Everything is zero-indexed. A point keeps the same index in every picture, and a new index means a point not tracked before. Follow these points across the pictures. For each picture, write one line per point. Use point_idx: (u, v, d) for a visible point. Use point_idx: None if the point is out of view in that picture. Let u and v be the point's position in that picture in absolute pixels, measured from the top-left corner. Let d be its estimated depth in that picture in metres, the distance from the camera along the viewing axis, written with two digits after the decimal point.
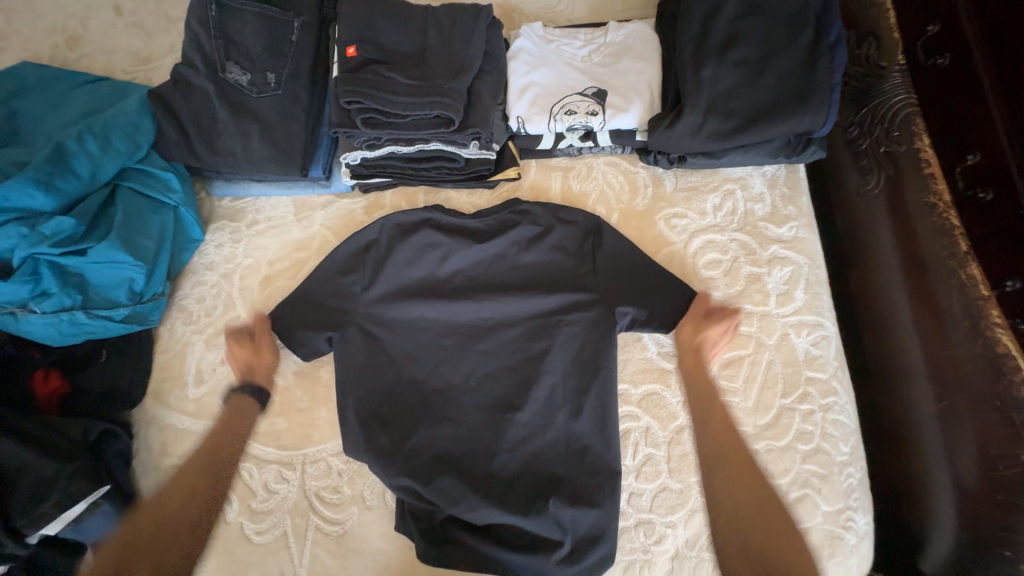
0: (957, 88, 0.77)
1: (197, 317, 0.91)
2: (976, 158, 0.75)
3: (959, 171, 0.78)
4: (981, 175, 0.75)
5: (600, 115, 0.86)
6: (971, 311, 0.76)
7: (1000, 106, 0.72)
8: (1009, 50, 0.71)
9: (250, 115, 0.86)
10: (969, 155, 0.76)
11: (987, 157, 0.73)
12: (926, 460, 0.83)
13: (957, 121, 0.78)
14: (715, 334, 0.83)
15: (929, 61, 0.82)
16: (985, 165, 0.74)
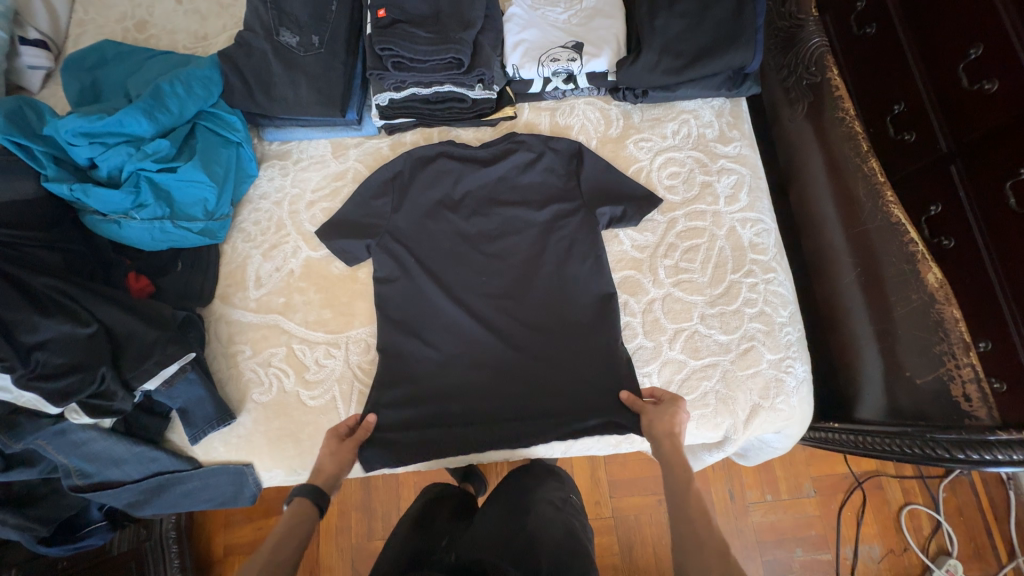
0: (885, 53, 0.99)
1: (254, 236, 1.11)
2: (902, 107, 0.96)
3: (890, 119, 0.98)
4: (905, 122, 0.96)
5: (578, 61, 1.08)
6: (872, 194, 0.99)
7: (915, 58, 0.94)
8: (918, 13, 0.93)
9: (299, 68, 1.08)
10: (897, 105, 0.97)
11: (910, 106, 0.95)
12: (851, 322, 1.02)
13: (883, 80, 1.00)
14: (642, 275, 1.02)
15: (861, 32, 1.04)
16: (909, 112, 0.95)
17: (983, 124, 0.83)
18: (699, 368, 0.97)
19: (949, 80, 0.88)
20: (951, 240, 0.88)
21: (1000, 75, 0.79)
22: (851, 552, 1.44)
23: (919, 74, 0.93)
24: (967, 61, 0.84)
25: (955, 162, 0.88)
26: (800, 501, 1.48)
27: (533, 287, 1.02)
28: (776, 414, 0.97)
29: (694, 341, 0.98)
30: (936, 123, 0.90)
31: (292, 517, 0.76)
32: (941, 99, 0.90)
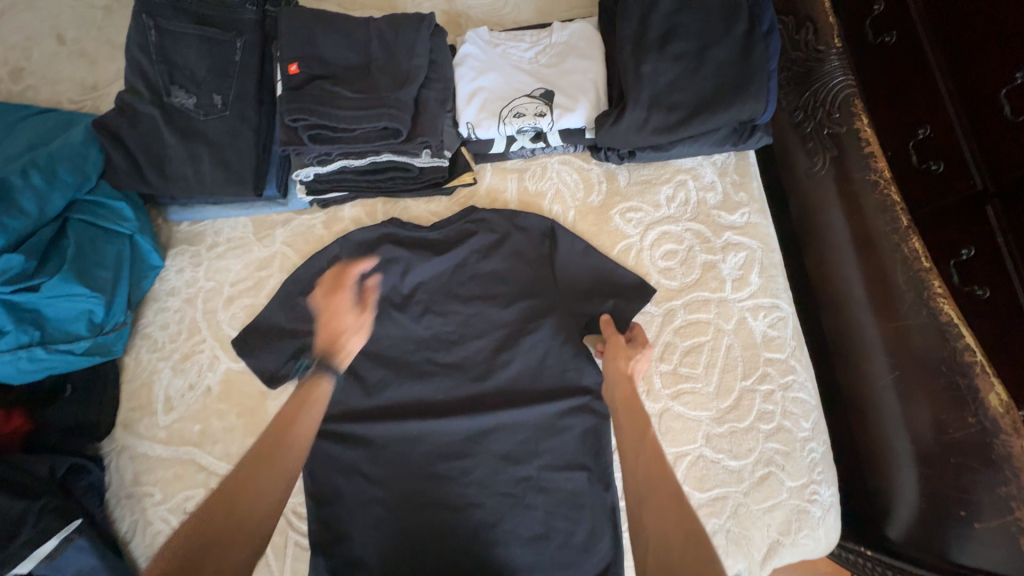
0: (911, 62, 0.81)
1: (162, 344, 0.91)
2: (927, 133, 0.79)
3: (913, 146, 0.82)
4: (932, 150, 0.79)
5: (548, 116, 0.87)
6: (915, 282, 0.79)
7: (947, 85, 0.76)
8: (949, 28, 0.75)
9: (200, 138, 0.86)
10: (921, 130, 0.80)
11: (937, 132, 0.78)
12: (886, 434, 0.84)
13: (906, 99, 0.82)
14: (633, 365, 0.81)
15: (877, 41, 0.86)
16: (936, 139, 0.78)
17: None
18: (705, 503, 0.80)
19: (986, 108, 0.71)
20: (985, 290, 0.73)
21: None
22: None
23: (947, 95, 0.76)
24: (1012, 85, 0.68)
25: (992, 203, 0.72)
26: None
27: (502, 399, 0.85)
28: (797, 550, 0.81)
29: (700, 469, 0.80)
30: (970, 154, 0.74)
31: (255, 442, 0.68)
32: (976, 125, 0.73)
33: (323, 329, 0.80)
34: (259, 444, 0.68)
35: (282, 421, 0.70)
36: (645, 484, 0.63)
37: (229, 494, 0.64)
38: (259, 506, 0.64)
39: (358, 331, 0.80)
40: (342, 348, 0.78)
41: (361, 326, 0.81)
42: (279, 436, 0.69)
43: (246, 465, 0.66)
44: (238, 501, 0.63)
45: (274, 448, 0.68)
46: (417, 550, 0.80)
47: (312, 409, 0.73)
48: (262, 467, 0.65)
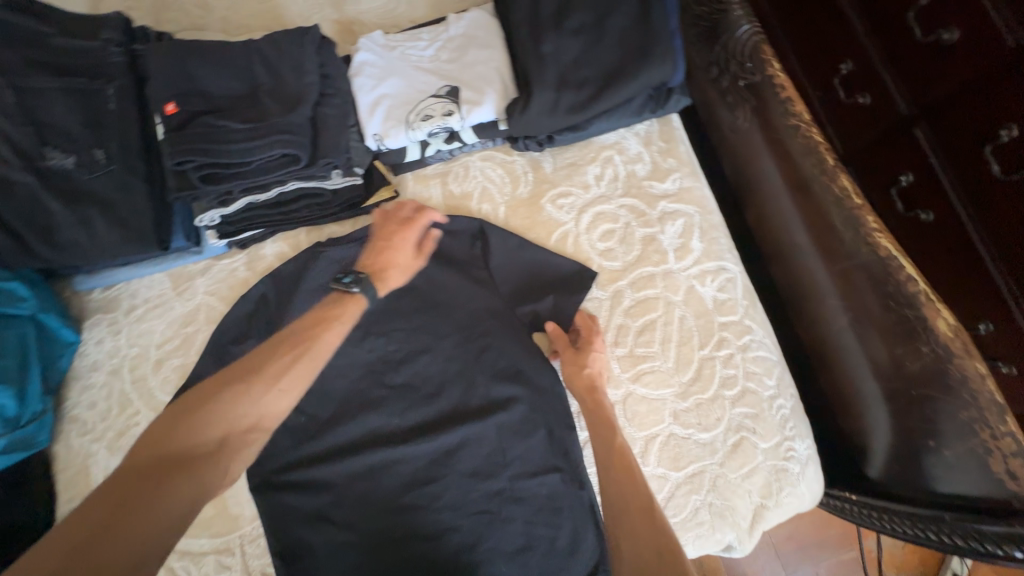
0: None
1: (92, 424, 0.85)
2: (848, 65, 0.77)
3: (838, 81, 0.79)
4: (856, 81, 0.76)
5: (457, 114, 0.83)
6: (852, 221, 0.78)
7: (863, 20, 0.74)
8: None
9: (87, 198, 0.79)
10: (842, 63, 0.78)
11: (857, 63, 0.76)
12: (851, 375, 0.83)
13: (823, 37, 0.80)
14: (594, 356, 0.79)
15: None
16: (857, 71, 0.76)
17: (943, 78, 0.64)
18: (683, 481, 0.77)
19: (897, 32, 0.69)
20: (929, 212, 0.69)
21: (959, 22, 0.61)
22: (875, 543, 1.35)
23: (862, 28, 0.74)
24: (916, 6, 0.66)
25: (919, 125, 0.69)
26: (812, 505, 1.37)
27: (462, 414, 0.81)
28: (783, 509, 0.80)
29: (672, 448, 0.78)
30: (891, 82, 0.71)
31: (198, 418, 0.60)
32: (893, 48, 0.70)
33: (301, 326, 0.69)
34: (201, 426, 0.59)
35: (241, 406, 0.61)
36: (617, 499, 0.64)
37: (144, 479, 0.54)
38: (176, 504, 0.55)
39: (405, 268, 0.78)
40: (389, 281, 0.76)
41: (412, 261, 0.79)
42: (234, 422, 0.61)
43: (179, 447, 0.58)
44: (155, 494, 0.54)
45: (227, 433, 0.60)
46: None
47: (338, 313, 0.71)
48: (196, 458, 0.58)
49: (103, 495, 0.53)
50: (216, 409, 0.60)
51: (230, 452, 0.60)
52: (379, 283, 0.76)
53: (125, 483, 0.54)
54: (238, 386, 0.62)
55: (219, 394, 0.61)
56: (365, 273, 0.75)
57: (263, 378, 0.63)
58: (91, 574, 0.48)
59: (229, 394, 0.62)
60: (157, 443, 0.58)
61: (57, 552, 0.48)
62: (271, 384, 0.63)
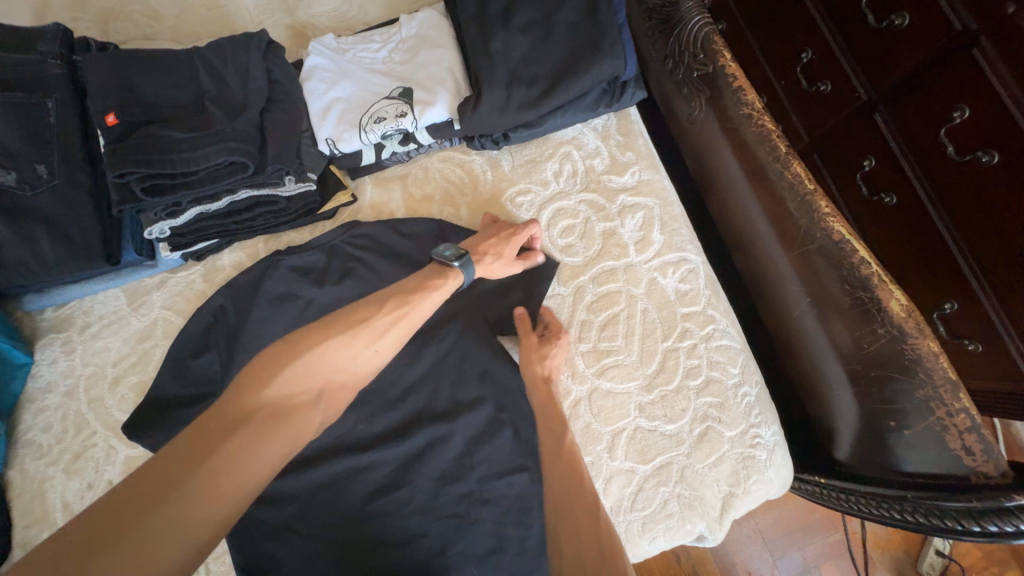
0: (783, 16, 0.99)
1: (48, 448, 0.82)
2: (810, 56, 0.95)
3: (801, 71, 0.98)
4: (819, 72, 0.95)
5: (410, 115, 0.82)
6: (806, 206, 0.78)
7: (821, 13, 0.92)
8: None
9: (30, 215, 0.77)
10: (805, 54, 0.96)
11: (818, 54, 0.94)
12: (815, 360, 0.83)
13: (792, 34, 0.98)
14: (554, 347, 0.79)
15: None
16: (818, 60, 0.94)
17: (902, 64, 0.82)
18: (650, 474, 0.78)
19: (855, 24, 0.87)
20: (893, 197, 0.88)
21: (908, 9, 0.79)
22: (858, 524, 1.36)
23: (824, 24, 0.92)
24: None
25: (878, 110, 0.88)
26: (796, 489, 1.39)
27: (428, 417, 0.81)
28: (752, 496, 0.80)
29: (639, 441, 0.78)
30: (851, 71, 0.90)
31: (299, 369, 0.61)
32: (853, 45, 0.88)
33: (402, 286, 0.72)
34: (309, 376, 0.62)
35: (334, 362, 0.64)
36: (565, 498, 0.67)
37: (239, 430, 0.55)
38: (270, 457, 0.57)
39: (507, 259, 0.80)
40: (483, 267, 0.77)
41: (514, 253, 0.80)
42: (330, 378, 0.64)
43: (272, 399, 0.59)
44: (250, 444, 0.55)
45: (317, 389, 0.63)
46: None
47: (435, 284, 0.73)
48: (291, 411, 0.60)
49: (189, 444, 0.53)
50: (310, 364, 0.62)
51: (322, 405, 0.64)
52: (482, 264, 0.78)
53: (210, 434, 0.54)
54: (335, 339, 0.64)
55: (327, 343, 0.63)
56: (465, 251, 0.76)
57: (360, 334, 0.65)
58: (189, 517, 0.49)
59: (334, 346, 0.64)
60: (254, 392, 0.58)
61: (142, 499, 0.48)
62: (368, 343, 0.66)
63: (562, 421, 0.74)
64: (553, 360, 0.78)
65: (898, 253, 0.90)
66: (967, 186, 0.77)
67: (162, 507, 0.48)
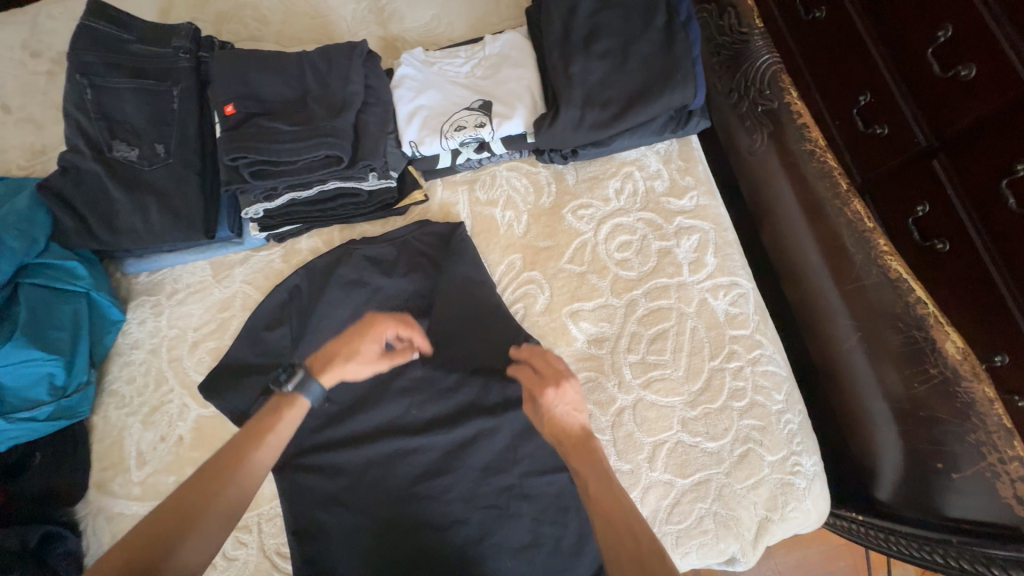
0: (834, 51, 0.84)
1: (129, 399, 0.90)
2: (867, 98, 0.79)
3: (857, 113, 0.81)
4: (875, 114, 0.78)
5: (487, 126, 0.88)
6: (863, 243, 0.81)
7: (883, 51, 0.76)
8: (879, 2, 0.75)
9: (145, 188, 0.86)
10: (861, 96, 0.80)
11: (876, 95, 0.78)
12: (860, 395, 0.84)
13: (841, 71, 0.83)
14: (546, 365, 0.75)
15: (809, 17, 0.87)
16: (876, 103, 0.78)
17: (961, 122, 0.67)
18: (689, 489, 0.79)
19: (919, 66, 0.71)
20: (947, 243, 0.71)
21: (978, 59, 0.64)
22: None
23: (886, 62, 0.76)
24: (936, 43, 0.68)
25: (938, 161, 0.71)
26: (823, 533, 1.36)
27: (477, 410, 0.85)
28: (787, 524, 0.80)
29: (680, 455, 0.80)
30: (911, 115, 0.73)
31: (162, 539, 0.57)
32: (914, 91, 0.73)
33: (252, 423, 0.68)
34: (181, 532, 0.58)
35: (190, 541, 0.58)
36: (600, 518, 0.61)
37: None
38: None
39: (365, 360, 0.74)
40: (330, 371, 0.72)
41: (370, 353, 0.74)
42: (203, 529, 0.59)
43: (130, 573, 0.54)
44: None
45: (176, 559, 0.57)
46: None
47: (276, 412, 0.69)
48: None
49: None
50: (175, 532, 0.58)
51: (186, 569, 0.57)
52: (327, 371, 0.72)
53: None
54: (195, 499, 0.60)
55: (195, 502, 0.60)
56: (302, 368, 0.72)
57: (218, 484, 0.62)
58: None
59: (201, 504, 0.60)
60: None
61: None
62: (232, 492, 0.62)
63: (582, 441, 0.68)
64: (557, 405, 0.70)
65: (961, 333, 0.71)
66: None
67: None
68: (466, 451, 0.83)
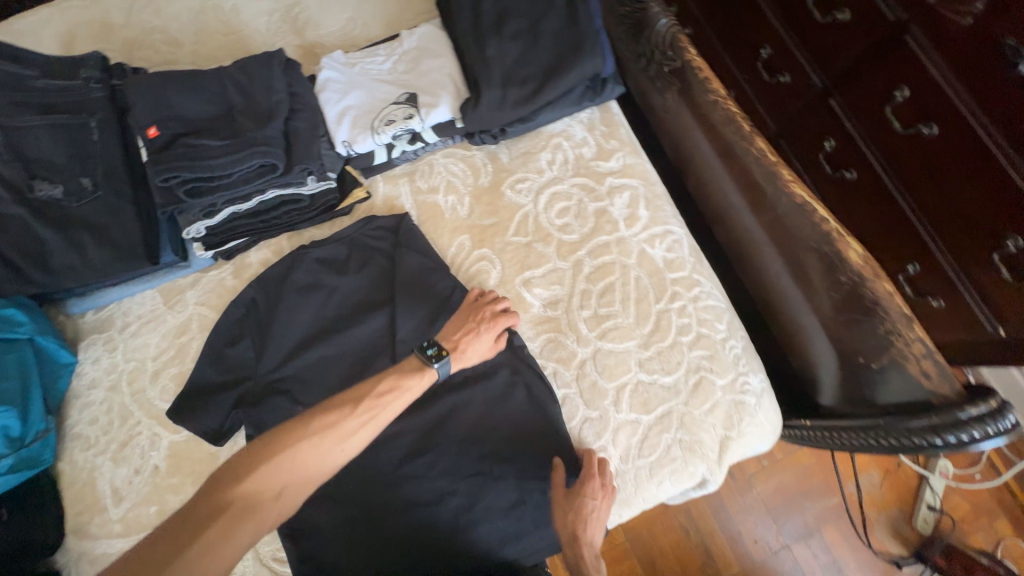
0: (742, 30, 1.32)
1: (95, 439, 0.88)
2: (769, 51, 1.26)
3: (762, 67, 1.29)
4: (777, 69, 1.26)
5: (416, 117, 0.92)
6: (771, 177, 0.90)
7: (783, 28, 1.21)
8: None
9: (77, 223, 0.85)
10: (766, 51, 1.27)
11: (773, 49, 1.25)
12: (794, 312, 0.93)
13: (754, 39, 1.30)
14: (594, 494, 0.80)
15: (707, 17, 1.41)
16: (775, 54, 1.25)
17: (845, 55, 1.10)
18: (654, 422, 0.86)
19: (806, 22, 1.15)
20: (930, 128, 0.98)
21: (847, 10, 1.06)
22: (854, 487, 1.46)
23: (784, 36, 1.21)
24: (832, 16, 1.10)
25: (832, 96, 1.16)
26: (795, 457, 1.47)
27: (449, 387, 0.89)
28: (746, 439, 0.88)
29: (641, 394, 0.86)
30: (802, 65, 1.20)
31: (275, 466, 0.66)
32: (807, 43, 1.17)
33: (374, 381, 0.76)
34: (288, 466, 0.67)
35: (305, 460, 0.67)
36: None
37: (211, 526, 0.61)
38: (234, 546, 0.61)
39: (479, 343, 0.83)
40: (459, 359, 0.81)
41: (487, 347, 0.83)
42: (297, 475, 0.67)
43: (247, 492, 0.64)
44: (223, 535, 0.61)
45: (283, 485, 0.66)
46: (407, 555, 0.81)
47: (409, 382, 0.77)
48: (265, 498, 0.64)
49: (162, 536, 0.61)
50: (289, 456, 0.67)
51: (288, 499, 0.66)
52: (458, 358, 0.81)
53: (173, 525, 0.62)
54: (308, 441, 0.68)
55: (304, 438, 0.68)
56: (445, 351, 0.80)
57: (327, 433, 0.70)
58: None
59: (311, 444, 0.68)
60: (230, 485, 0.64)
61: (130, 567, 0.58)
62: (335, 445, 0.69)
63: (587, 543, 0.81)
64: (589, 518, 0.80)
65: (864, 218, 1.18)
66: (911, 152, 1.03)
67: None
68: (444, 427, 0.86)
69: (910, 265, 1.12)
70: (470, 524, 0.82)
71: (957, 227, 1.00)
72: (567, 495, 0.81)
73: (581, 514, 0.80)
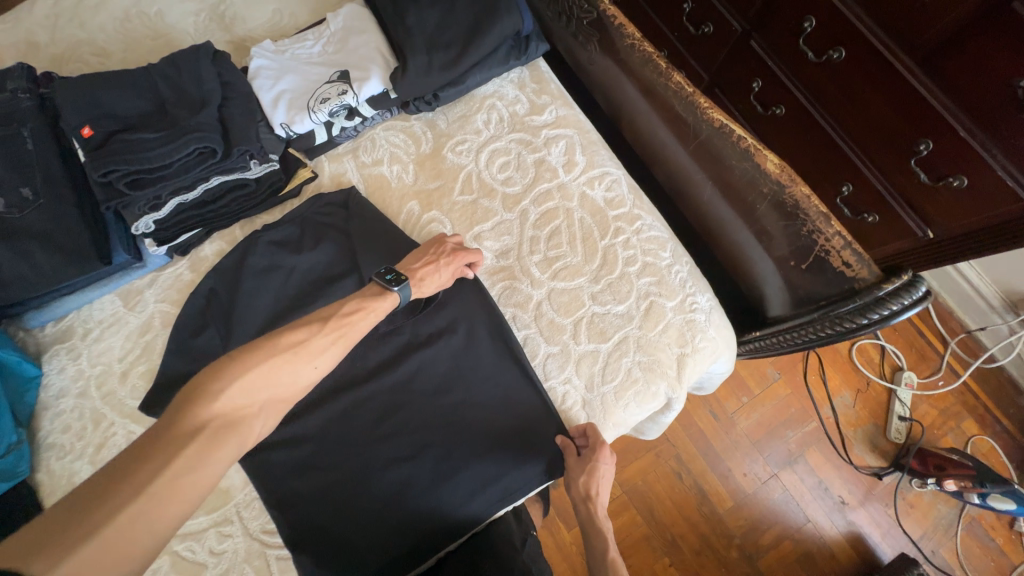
0: None
1: (71, 446, 0.89)
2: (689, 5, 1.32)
3: (686, 20, 1.36)
4: (701, 19, 1.32)
5: (350, 92, 0.95)
6: (690, 107, 0.96)
7: None
8: None
9: (21, 233, 0.84)
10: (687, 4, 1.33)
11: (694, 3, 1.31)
12: (728, 232, 0.98)
13: None
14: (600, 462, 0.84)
15: None
16: (696, 7, 1.32)
17: None
18: (613, 349, 0.91)
19: None
20: (838, 53, 1.05)
21: None
22: (831, 410, 1.52)
23: None
24: None
25: (752, 37, 1.22)
26: (771, 389, 1.53)
27: (414, 346, 0.92)
28: (702, 355, 0.93)
29: (597, 325, 0.91)
30: (721, 10, 1.25)
31: (250, 382, 0.64)
32: None
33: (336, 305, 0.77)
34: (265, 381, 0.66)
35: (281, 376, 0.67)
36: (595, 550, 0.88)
37: (191, 443, 0.58)
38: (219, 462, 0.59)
39: (436, 273, 0.86)
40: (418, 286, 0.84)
41: (446, 279, 0.88)
42: (274, 391, 0.67)
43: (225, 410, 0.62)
44: (207, 452, 0.58)
45: (264, 401, 0.65)
46: (393, 510, 0.83)
47: (371, 305, 0.79)
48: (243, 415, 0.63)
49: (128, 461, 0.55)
50: (265, 370, 0.66)
51: (267, 416, 0.66)
52: (416, 286, 0.84)
53: (143, 449, 0.56)
54: (281, 358, 0.68)
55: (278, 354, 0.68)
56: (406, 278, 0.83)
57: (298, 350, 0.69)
58: (156, 515, 0.54)
59: (285, 361, 0.68)
60: (204, 405, 0.61)
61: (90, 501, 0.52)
62: (307, 361, 0.70)
63: (595, 501, 0.88)
64: (597, 481, 0.85)
65: (796, 147, 1.24)
66: (826, 78, 1.10)
67: (132, 507, 0.52)
68: (414, 382, 0.90)
69: (846, 186, 1.17)
70: (452, 469, 0.85)
71: (881, 141, 1.06)
72: (577, 466, 0.84)
73: (591, 480, 0.84)
